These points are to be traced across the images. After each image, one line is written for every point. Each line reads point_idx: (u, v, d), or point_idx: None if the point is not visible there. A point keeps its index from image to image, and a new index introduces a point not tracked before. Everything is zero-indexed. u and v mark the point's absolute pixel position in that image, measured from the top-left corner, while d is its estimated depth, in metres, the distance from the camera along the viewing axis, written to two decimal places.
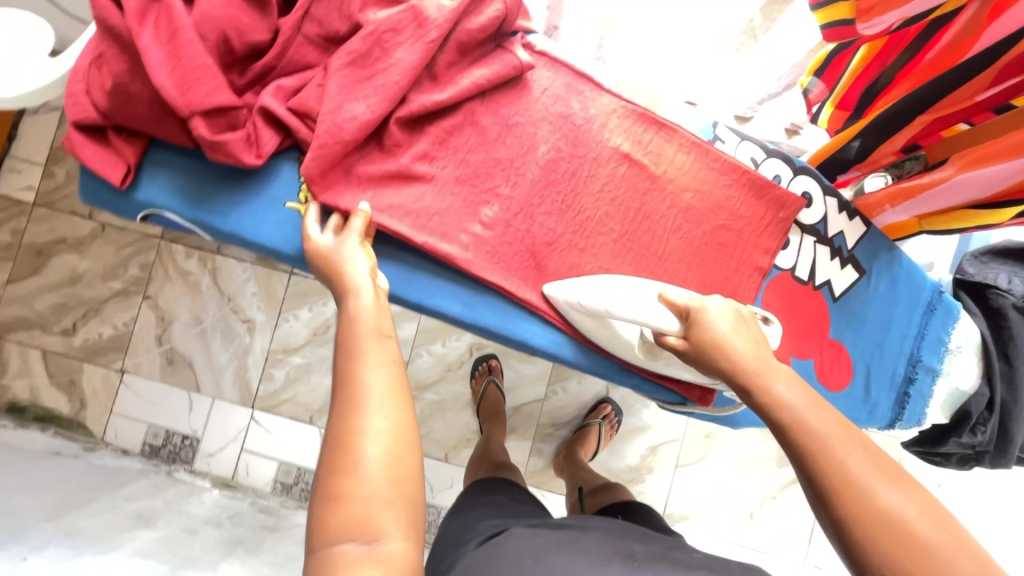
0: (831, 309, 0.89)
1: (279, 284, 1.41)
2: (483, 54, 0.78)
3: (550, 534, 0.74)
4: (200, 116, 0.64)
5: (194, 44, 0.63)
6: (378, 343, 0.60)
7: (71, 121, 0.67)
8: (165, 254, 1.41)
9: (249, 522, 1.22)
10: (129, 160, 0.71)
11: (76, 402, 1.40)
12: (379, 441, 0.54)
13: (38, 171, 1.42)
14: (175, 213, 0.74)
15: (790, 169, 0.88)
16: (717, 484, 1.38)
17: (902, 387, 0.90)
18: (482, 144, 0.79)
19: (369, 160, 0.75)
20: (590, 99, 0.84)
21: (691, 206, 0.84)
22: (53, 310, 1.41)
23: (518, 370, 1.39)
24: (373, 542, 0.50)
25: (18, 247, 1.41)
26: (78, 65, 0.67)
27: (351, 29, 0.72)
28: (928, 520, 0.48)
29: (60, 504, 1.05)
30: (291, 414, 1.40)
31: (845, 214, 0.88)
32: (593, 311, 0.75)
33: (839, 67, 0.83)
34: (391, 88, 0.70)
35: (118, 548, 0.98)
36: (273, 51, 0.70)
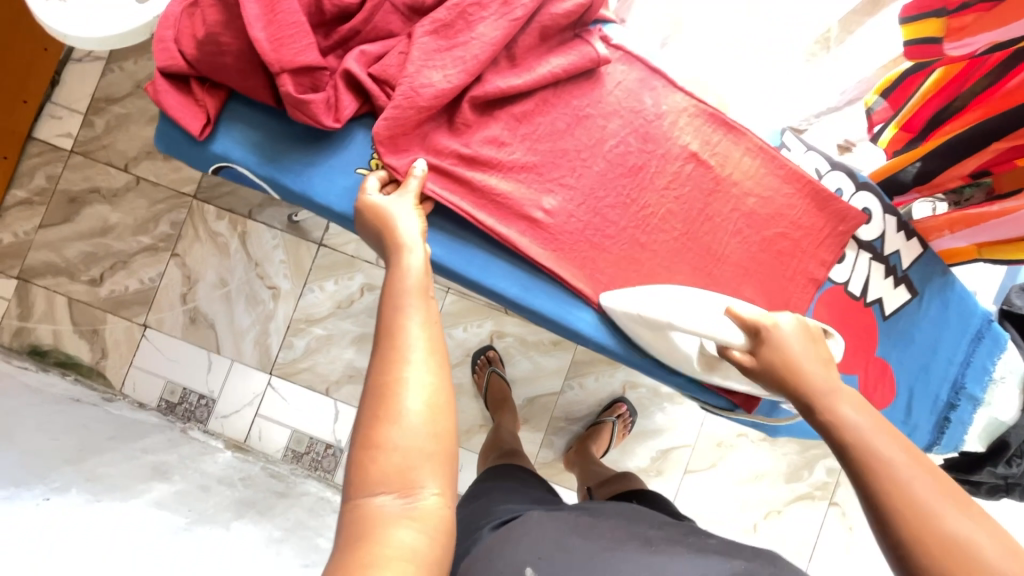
0: (880, 327, 0.88)
1: (307, 254, 1.41)
2: (561, 44, 0.79)
3: (566, 517, 0.73)
4: (288, 74, 0.67)
5: (291, 3, 0.67)
6: (422, 301, 0.60)
7: (159, 68, 0.70)
8: (196, 213, 1.42)
9: (261, 486, 1.23)
10: (209, 112, 0.74)
11: (97, 351, 1.41)
12: (420, 395, 0.54)
13: (78, 119, 1.42)
14: (247, 167, 0.76)
15: (853, 184, 0.88)
16: (723, 494, 1.38)
17: (942, 412, 0.89)
18: (551, 133, 0.80)
19: (439, 135, 0.77)
20: (663, 95, 0.83)
21: (754, 211, 0.83)
22: (81, 259, 1.42)
23: (536, 362, 1.39)
24: (409, 496, 0.50)
25: (53, 192, 1.42)
26: (171, 14, 0.70)
27: (437, 1, 0.73)
28: (998, 548, 0.45)
29: (81, 448, 1.06)
30: (308, 383, 1.41)
31: (904, 234, 0.88)
32: (651, 321, 0.74)
33: (909, 89, 0.84)
34: (469, 61, 0.72)
35: (136, 497, 0.98)
36: (361, 15, 0.72)
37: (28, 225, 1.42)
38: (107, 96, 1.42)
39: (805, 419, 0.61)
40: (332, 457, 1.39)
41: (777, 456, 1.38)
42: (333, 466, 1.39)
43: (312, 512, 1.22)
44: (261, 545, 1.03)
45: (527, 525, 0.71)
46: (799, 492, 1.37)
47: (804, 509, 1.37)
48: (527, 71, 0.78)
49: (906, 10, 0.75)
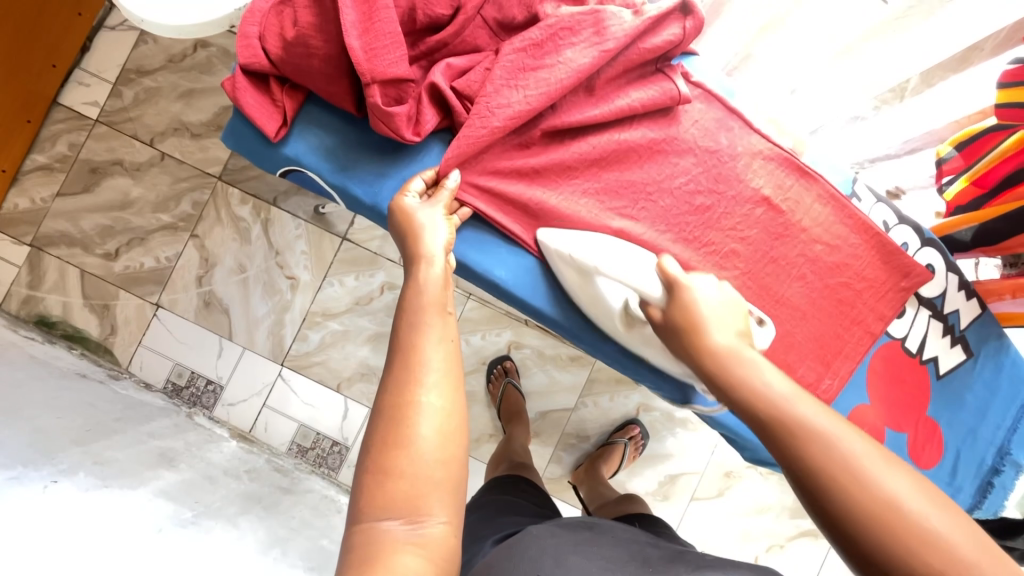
0: (934, 385, 0.88)
1: (330, 246, 1.39)
2: (641, 75, 0.78)
3: (567, 535, 0.68)
4: (378, 85, 0.65)
5: (390, 11, 0.65)
6: (440, 318, 0.56)
7: (241, 64, 0.68)
8: (221, 195, 1.39)
9: (266, 480, 1.21)
10: (286, 113, 0.72)
11: (106, 327, 1.38)
12: (433, 419, 0.50)
13: (106, 88, 1.39)
14: (318, 172, 0.74)
15: (919, 240, 0.88)
16: (725, 524, 1.37)
17: (987, 476, 0.88)
18: (620, 165, 0.79)
19: (502, 151, 0.76)
20: (738, 137, 0.82)
21: (819, 258, 0.82)
22: (98, 231, 1.39)
23: (552, 376, 1.38)
24: (417, 521, 0.46)
25: (73, 160, 1.39)
26: (258, 7, 0.67)
27: (527, 19, 0.73)
28: (928, 504, 0.44)
29: (89, 429, 1.03)
30: (319, 378, 1.39)
31: (964, 293, 0.88)
32: (582, 266, 0.72)
33: (986, 146, 0.79)
34: (552, 85, 0.70)
35: (143, 486, 0.95)
36: (453, 28, 0.70)
37: (45, 193, 1.38)
38: (138, 68, 1.38)
39: (715, 390, 0.58)
40: (337, 454, 1.37)
41: (783, 491, 1.37)
42: (337, 464, 1.37)
43: (316, 510, 1.20)
44: (266, 545, 1.00)
45: (526, 542, 0.65)
46: (802, 528, 1.37)
47: (805, 545, 1.37)
48: (606, 102, 0.77)
49: (1004, 74, 0.71)
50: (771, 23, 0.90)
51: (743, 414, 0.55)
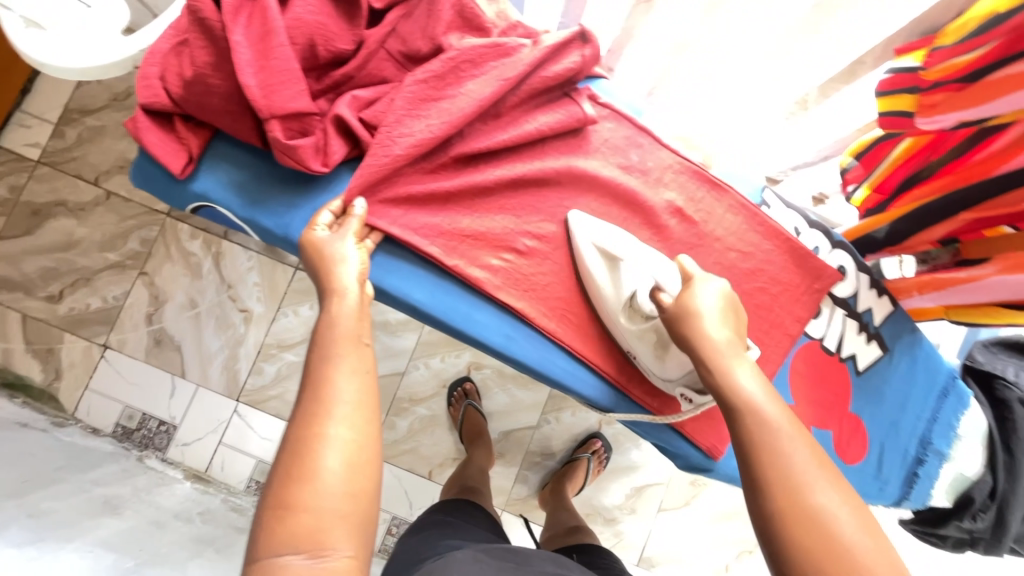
0: (854, 381, 0.91)
1: (283, 277, 1.38)
2: (550, 100, 0.81)
3: (491, 562, 0.68)
4: (277, 120, 0.67)
5: (284, 48, 0.67)
6: (354, 350, 0.58)
7: (140, 104, 0.68)
8: (169, 232, 1.37)
9: (220, 521, 1.17)
10: (192, 150, 0.72)
11: (51, 372, 1.34)
12: (341, 452, 0.50)
13: (48, 129, 1.37)
14: (227, 207, 0.74)
15: (829, 242, 0.91)
16: (693, 534, 1.37)
17: (912, 467, 0.92)
18: (536, 187, 0.81)
19: (411, 175, 0.76)
20: (649, 152, 0.85)
21: (734, 265, 0.85)
22: (41, 274, 1.35)
23: (513, 396, 1.38)
24: (320, 556, 0.46)
25: (13, 204, 1.36)
26: (157, 48, 0.67)
27: (432, 50, 0.75)
28: (854, 524, 0.51)
29: (28, 480, 0.99)
30: (276, 411, 1.36)
31: (876, 291, 0.91)
32: (608, 253, 0.78)
33: (880, 154, 0.82)
34: (454, 114, 0.73)
35: (84, 537, 0.92)
36: (354, 62, 0.72)
37: None
38: (81, 107, 1.37)
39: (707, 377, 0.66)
40: None
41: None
42: None
43: None
44: None
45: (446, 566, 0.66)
46: None
47: None
48: (514, 125, 0.79)
49: (882, 84, 0.72)
50: (682, 41, 0.84)
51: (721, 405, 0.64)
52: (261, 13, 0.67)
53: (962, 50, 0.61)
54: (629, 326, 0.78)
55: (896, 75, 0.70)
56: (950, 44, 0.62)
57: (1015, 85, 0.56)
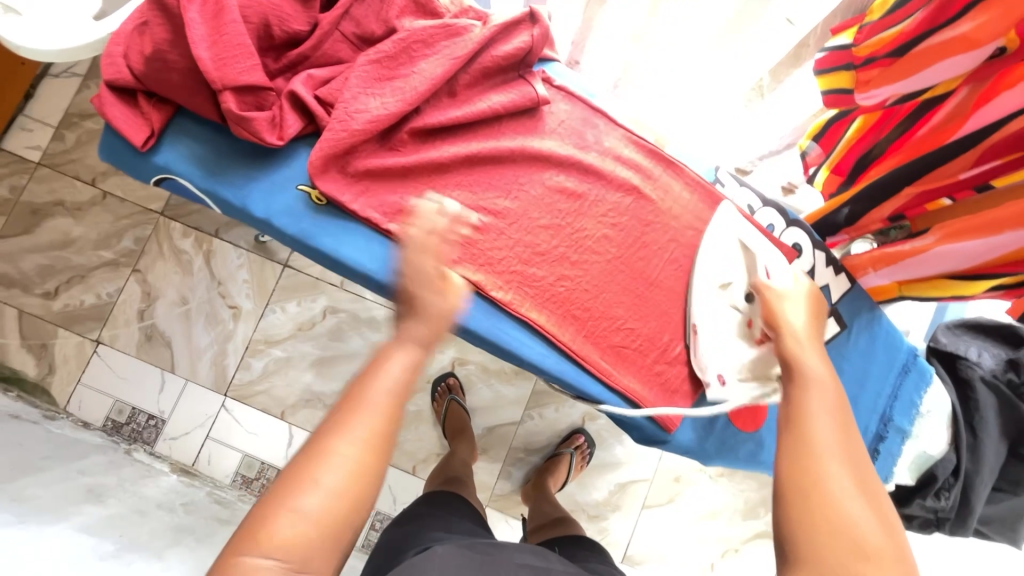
0: None
1: (272, 274, 1.41)
2: (506, 82, 0.85)
3: (475, 555, 0.67)
4: (230, 92, 0.70)
5: (237, 24, 0.70)
6: (400, 386, 0.57)
7: (105, 80, 0.72)
8: (162, 230, 1.41)
9: (203, 512, 1.18)
10: (153, 125, 0.75)
11: (44, 366, 1.37)
12: (344, 474, 0.51)
13: (48, 132, 1.42)
14: (188, 179, 0.77)
15: (784, 221, 0.94)
16: (678, 531, 1.36)
17: (873, 443, 0.96)
18: (494, 164, 0.85)
19: (370, 152, 0.80)
20: (605, 132, 0.91)
21: (692, 242, 0.92)
22: (38, 271, 1.39)
23: (497, 392, 1.39)
24: (290, 568, 0.48)
25: (14, 204, 1.40)
26: (123, 29, 0.71)
27: (385, 32, 0.80)
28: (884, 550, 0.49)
29: (13, 467, 1.01)
30: (263, 407, 1.38)
31: (832, 269, 0.92)
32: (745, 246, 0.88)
33: (835, 136, 0.84)
34: (408, 92, 0.77)
35: (64, 521, 0.93)
36: (310, 42, 0.77)
37: None
38: (81, 112, 1.43)
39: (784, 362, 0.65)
40: None
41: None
42: None
43: None
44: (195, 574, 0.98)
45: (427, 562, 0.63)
46: (755, 530, 1.37)
47: (760, 547, 1.36)
48: (470, 104, 0.83)
49: (819, 62, 0.78)
50: (638, 31, 0.88)
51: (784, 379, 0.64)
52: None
53: (890, 24, 0.66)
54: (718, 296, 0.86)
55: (833, 53, 0.76)
56: (877, 19, 0.68)
57: (950, 51, 0.60)
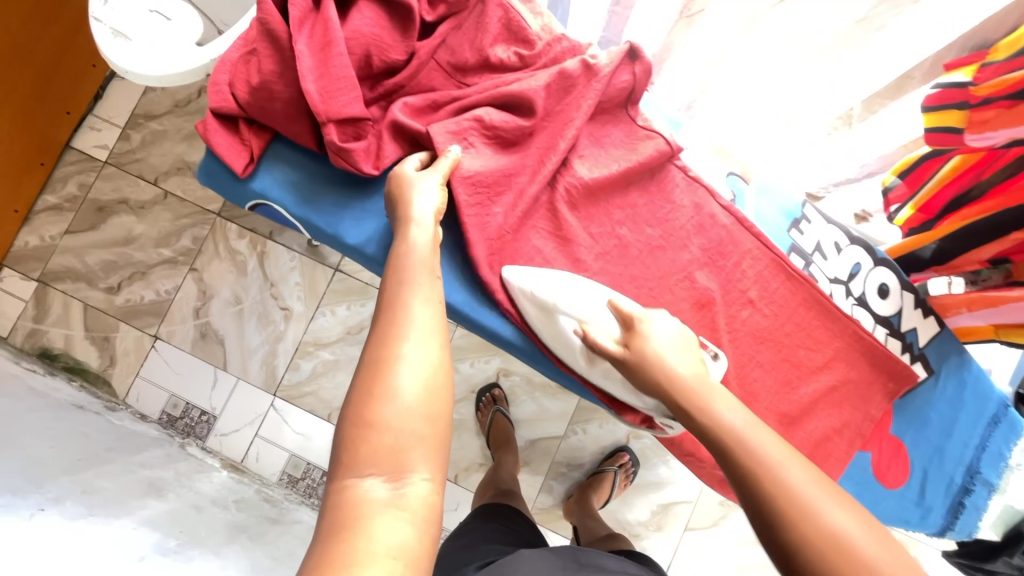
0: (894, 406, 0.91)
1: (323, 278, 1.43)
2: (610, 121, 0.85)
3: (557, 559, 0.70)
4: (333, 124, 0.72)
5: (343, 57, 0.70)
6: (428, 278, 0.61)
7: (212, 109, 0.73)
8: (219, 231, 1.45)
9: (254, 510, 1.21)
10: (253, 153, 0.78)
11: (106, 359, 1.42)
12: (417, 375, 0.52)
13: (116, 132, 1.47)
14: (283, 205, 0.79)
15: (872, 259, 0.91)
16: (721, 557, 1.34)
17: (958, 497, 0.91)
18: (600, 200, 0.85)
19: (464, 164, 0.78)
20: (706, 200, 0.87)
21: (778, 293, 0.86)
22: (102, 266, 1.44)
23: (541, 405, 1.38)
24: (399, 480, 0.46)
25: (82, 200, 1.46)
26: (227, 57, 0.72)
27: (479, 61, 0.81)
28: (868, 536, 0.48)
29: (81, 459, 1.05)
30: (311, 408, 1.41)
31: (921, 312, 0.91)
32: (543, 302, 0.77)
33: (925, 175, 0.80)
34: (541, 170, 0.81)
35: (129, 515, 0.97)
36: (406, 73, 0.78)
37: (54, 231, 1.45)
38: (146, 112, 1.47)
39: (686, 421, 0.63)
40: None
41: None
42: None
43: (302, 541, 1.20)
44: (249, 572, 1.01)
45: (514, 563, 0.69)
46: None
47: None
48: (560, 133, 0.81)
49: (928, 99, 0.72)
50: (715, 57, 0.87)
51: (707, 444, 0.60)
52: (323, 25, 0.71)
53: (1015, 67, 0.60)
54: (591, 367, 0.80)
55: (942, 91, 0.69)
56: (1000, 61, 0.62)
57: None
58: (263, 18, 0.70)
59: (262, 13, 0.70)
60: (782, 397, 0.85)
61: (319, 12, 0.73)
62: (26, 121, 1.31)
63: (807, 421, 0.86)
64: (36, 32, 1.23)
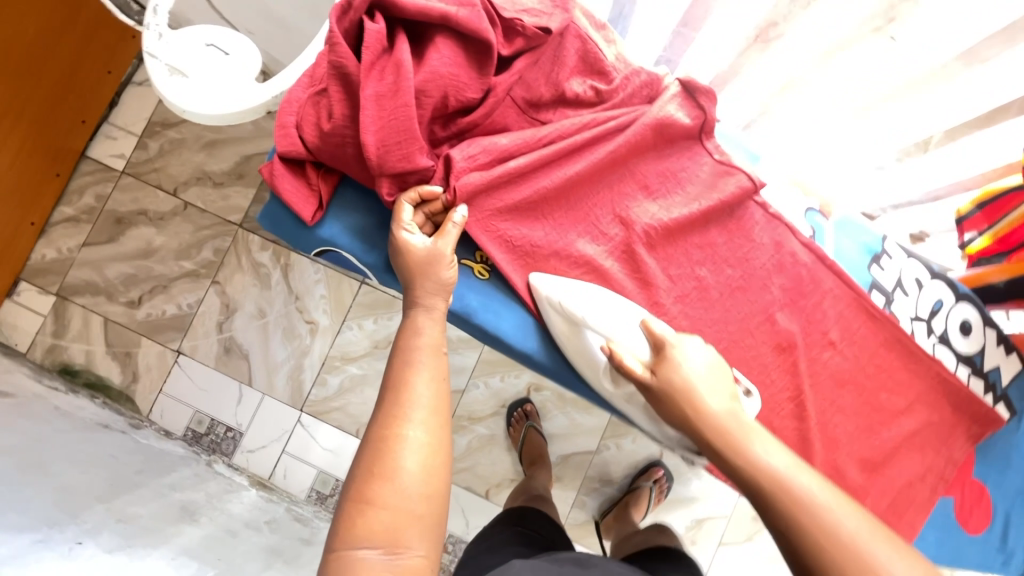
0: (977, 449, 0.90)
1: (349, 291, 1.40)
2: (677, 151, 0.83)
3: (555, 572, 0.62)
4: (386, 177, 0.70)
5: (409, 107, 0.66)
6: (433, 358, 0.63)
7: (280, 152, 0.70)
8: (241, 243, 1.41)
9: (287, 531, 1.19)
10: (321, 197, 0.75)
11: (128, 374, 1.39)
12: (417, 454, 0.55)
13: (133, 141, 1.43)
14: (353, 253, 0.77)
15: (953, 295, 0.88)
16: (755, 571, 1.33)
17: None
18: (678, 240, 0.82)
19: (494, 217, 0.77)
20: (785, 236, 0.84)
21: (853, 330, 0.84)
22: (122, 280, 1.41)
23: (573, 419, 1.36)
24: (395, 553, 0.50)
25: (99, 212, 1.42)
26: (297, 97, 0.71)
27: (554, 96, 0.77)
28: None
29: (113, 484, 1.02)
30: (339, 423, 1.38)
31: (1003, 349, 0.89)
32: (570, 315, 0.75)
33: (1005, 208, 0.80)
34: (588, 216, 0.81)
35: (166, 544, 0.94)
36: (484, 110, 0.73)
37: (71, 243, 1.41)
38: (164, 120, 1.43)
39: (717, 461, 0.62)
40: None
41: None
42: None
43: None
44: None
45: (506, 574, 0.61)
46: None
47: None
48: (620, 181, 0.81)
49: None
50: (787, 84, 0.85)
51: (746, 492, 0.59)
52: (393, 67, 0.66)
53: None
54: (615, 390, 0.78)
55: None
56: None
57: None
58: (337, 59, 0.66)
59: (336, 55, 0.66)
60: (864, 442, 0.83)
61: (391, 51, 0.68)
62: (44, 132, 1.27)
63: (890, 468, 0.84)
64: (57, 41, 1.19)
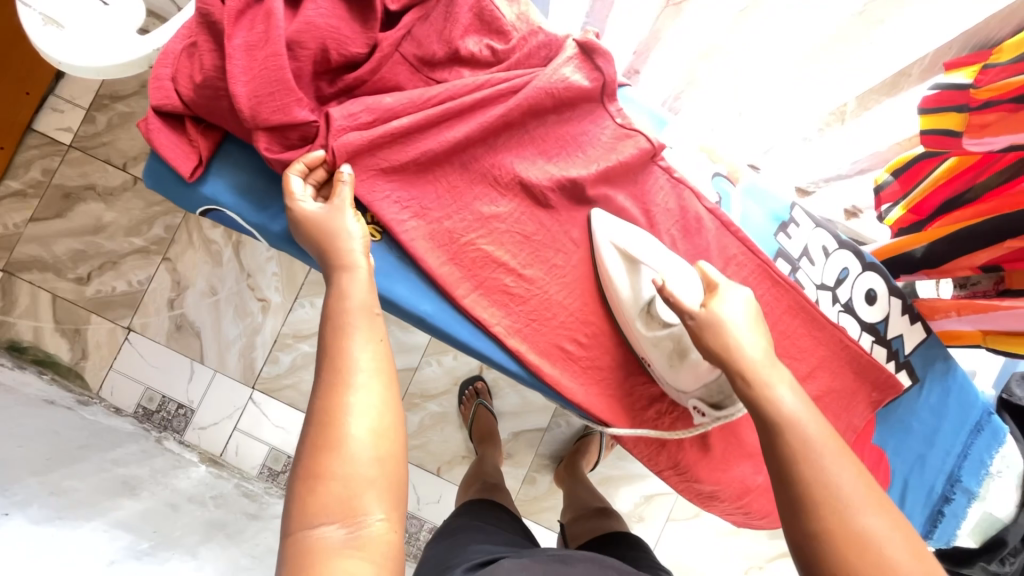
0: (878, 416, 0.95)
1: (301, 269, 1.40)
2: (580, 112, 0.83)
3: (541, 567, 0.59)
4: (262, 131, 0.70)
5: (279, 56, 0.68)
6: (367, 319, 0.61)
7: (153, 106, 0.72)
8: (192, 219, 1.40)
9: (233, 506, 1.20)
10: (201, 154, 0.75)
11: (77, 351, 1.38)
12: (366, 419, 0.52)
13: (79, 114, 1.40)
14: (235, 211, 0.77)
15: (860, 265, 0.92)
16: (702, 546, 1.36)
17: (938, 505, 0.96)
18: (582, 199, 0.84)
19: (378, 177, 0.76)
20: (690, 199, 0.86)
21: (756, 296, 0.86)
22: (70, 256, 1.39)
23: (524, 397, 1.37)
24: (354, 526, 0.48)
25: (46, 186, 1.39)
26: (171, 50, 0.72)
27: (447, 53, 0.78)
28: (905, 548, 0.48)
29: (51, 457, 1.01)
30: (291, 401, 1.39)
31: (908, 318, 0.93)
32: (630, 257, 0.79)
33: (918, 175, 0.83)
34: (487, 176, 0.82)
35: (100, 516, 0.94)
36: (369, 65, 0.74)
37: (18, 218, 1.39)
38: (112, 93, 1.40)
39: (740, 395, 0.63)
40: None
41: None
42: None
43: None
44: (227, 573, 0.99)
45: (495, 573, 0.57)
46: (781, 548, 1.37)
47: (785, 565, 1.36)
48: (514, 141, 0.82)
49: (925, 100, 0.72)
50: (706, 50, 0.86)
51: (760, 427, 0.60)
52: (265, 17, 0.70)
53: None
54: (645, 332, 0.79)
55: (942, 92, 0.69)
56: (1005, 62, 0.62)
57: None
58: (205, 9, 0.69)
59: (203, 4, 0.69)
60: None
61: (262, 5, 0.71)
62: None
63: None
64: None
